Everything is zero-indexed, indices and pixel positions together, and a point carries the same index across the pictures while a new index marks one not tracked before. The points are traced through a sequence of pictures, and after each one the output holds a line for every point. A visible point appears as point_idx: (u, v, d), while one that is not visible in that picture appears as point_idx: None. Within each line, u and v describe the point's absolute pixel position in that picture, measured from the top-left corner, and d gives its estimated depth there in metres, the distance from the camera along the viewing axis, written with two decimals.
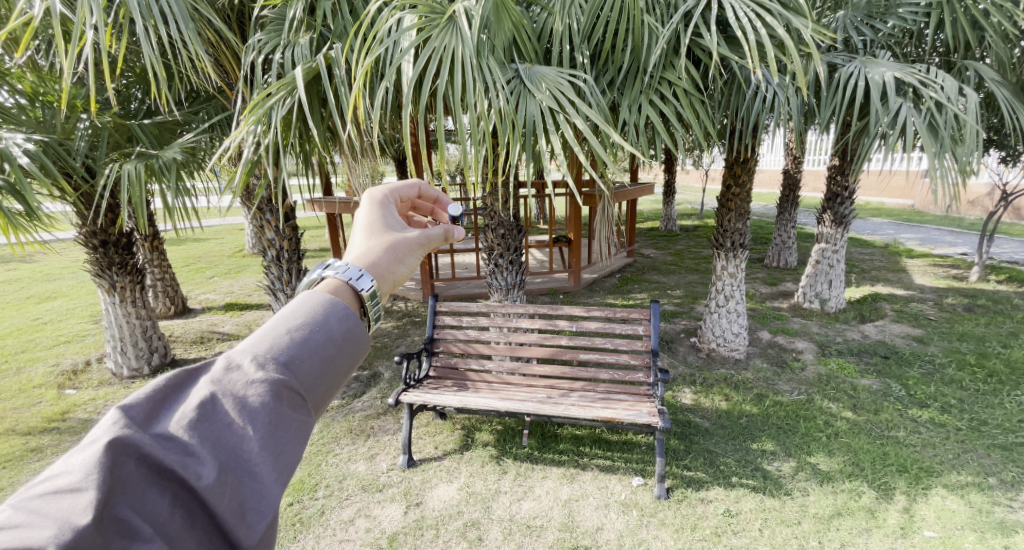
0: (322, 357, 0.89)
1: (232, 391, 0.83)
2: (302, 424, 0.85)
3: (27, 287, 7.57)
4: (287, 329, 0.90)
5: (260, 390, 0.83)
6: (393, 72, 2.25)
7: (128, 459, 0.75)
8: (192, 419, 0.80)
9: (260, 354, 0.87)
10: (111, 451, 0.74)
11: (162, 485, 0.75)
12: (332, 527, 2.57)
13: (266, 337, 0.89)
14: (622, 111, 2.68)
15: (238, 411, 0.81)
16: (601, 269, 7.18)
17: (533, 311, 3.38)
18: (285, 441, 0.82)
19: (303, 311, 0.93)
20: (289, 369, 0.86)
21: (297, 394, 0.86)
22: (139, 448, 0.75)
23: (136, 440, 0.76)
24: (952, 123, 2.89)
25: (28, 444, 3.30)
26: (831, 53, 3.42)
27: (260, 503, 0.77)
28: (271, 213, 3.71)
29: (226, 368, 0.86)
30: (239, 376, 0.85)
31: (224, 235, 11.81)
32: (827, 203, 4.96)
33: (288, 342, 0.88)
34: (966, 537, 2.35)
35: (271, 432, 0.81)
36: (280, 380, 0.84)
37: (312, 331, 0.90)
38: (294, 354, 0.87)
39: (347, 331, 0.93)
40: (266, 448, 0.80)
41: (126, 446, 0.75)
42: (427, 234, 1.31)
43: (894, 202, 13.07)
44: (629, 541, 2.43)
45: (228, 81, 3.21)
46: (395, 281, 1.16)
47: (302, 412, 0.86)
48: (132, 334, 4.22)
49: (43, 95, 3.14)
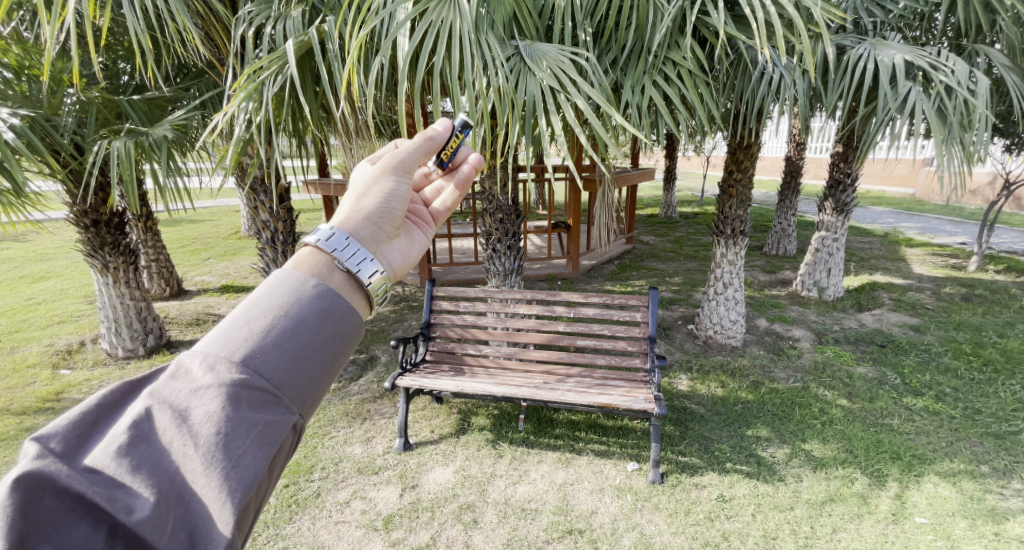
0: (289, 348, 0.86)
1: (176, 405, 0.81)
2: (268, 426, 0.82)
3: (20, 266, 7.48)
4: (248, 321, 0.88)
5: (207, 399, 0.81)
6: (388, 46, 2.18)
7: (47, 495, 0.72)
8: (125, 445, 0.78)
9: (211, 357, 0.85)
10: (26, 489, 0.71)
11: (91, 519, 0.72)
12: (328, 509, 2.57)
13: (220, 337, 0.87)
14: (624, 92, 2.62)
15: (182, 427, 0.79)
16: (600, 255, 7.14)
17: (530, 296, 3.36)
18: (240, 453, 0.80)
19: (266, 300, 0.91)
20: (245, 368, 0.84)
21: (260, 392, 0.83)
22: (60, 483, 0.73)
23: (60, 474, 0.73)
24: (961, 109, 2.85)
25: (22, 424, 3.29)
26: (840, 35, 3.34)
27: (207, 527, 0.76)
28: (264, 194, 3.64)
29: (173, 378, 0.84)
30: (187, 385, 0.83)
31: (220, 216, 11.69)
32: (829, 190, 4.92)
33: (248, 336, 0.86)
34: (957, 523, 2.37)
35: (224, 443, 0.79)
36: (235, 382, 0.82)
37: (276, 320, 0.88)
38: (254, 351, 0.85)
39: (321, 312, 0.91)
40: (218, 461, 0.77)
41: (47, 481, 0.72)
42: (400, 161, 1.31)
43: (895, 190, 13.18)
44: (623, 525, 2.44)
45: (218, 56, 3.13)
46: (374, 224, 1.18)
47: (269, 412, 0.83)
48: (126, 315, 4.18)
49: (29, 69, 3.03)
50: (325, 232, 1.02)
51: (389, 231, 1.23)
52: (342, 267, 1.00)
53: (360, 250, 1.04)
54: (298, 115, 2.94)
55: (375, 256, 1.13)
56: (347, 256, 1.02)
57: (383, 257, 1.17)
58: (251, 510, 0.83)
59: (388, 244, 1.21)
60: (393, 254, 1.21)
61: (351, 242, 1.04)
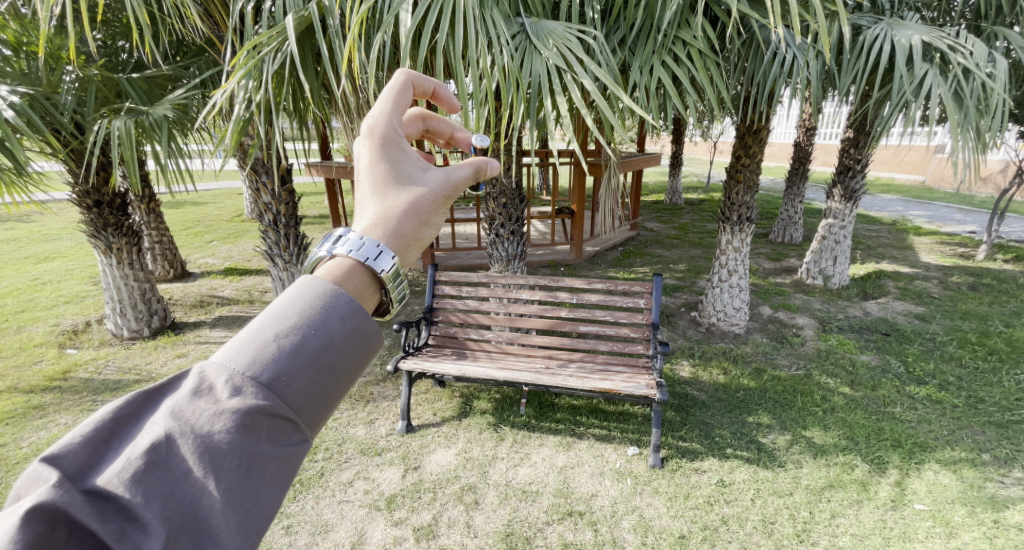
0: (316, 371, 0.84)
1: (196, 429, 0.78)
2: (288, 457, 0.81)
3: (26, 247, 7.50)
4: (276, 336, 0.84)
5: (230, 425, 0.78)
6: (390, 21, 2.14)
7: (59, 527, 0.69)
8: (140, 474, 0.74)
9: (236, 376, 0.81)
10: (38, 521, 0.67)
11: None
12: (331, 488, 2.60)
13: (247, 352, 0.83)
14: (633, 72, 2.56)
15: (201, 455, 0.76)
16: (604, 242, 7.10)
17: (534, 282, 3.35)
18: (257, 490, 0.78)
19: (296, 313, 0.87)
20: (271, 392, 0.81)
21: (281, 419, 0.81)
22: (71, 514, 0.69)
23: (71, 503, 0.70)
24: (979, 92, 2.78)
25: (30, 402, 3.33)
26: (856, 14, 3.24)
27: None
28: (266, 176, 3.59)
29: (193, 396, 0.80)
30: (207, 406, 0.79)
31: (223, 199, 11.65)
32: (838, 177, 4.84)
33: (276, 355, 0.83)
34: (956, 511, 2.38)
35: (245, 476, 0.77)
36: (260, 408, 0.79)
37: (306, 338, 0.84)
38: (282, 373, 0.82)
39: (351, 332, 0.88)
40: (237, 498, 0.76)
41: (58, 511, 0.69)
42: (451, 181, 1.21)
43: (905, 177, 13.05)
44: (622, 508, 2.45)
45: (218, 32, 3.08)
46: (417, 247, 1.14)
47: (290, 442, 0.82)
48: (130, 296, 4.20)
49: (27, 45, 3.01)
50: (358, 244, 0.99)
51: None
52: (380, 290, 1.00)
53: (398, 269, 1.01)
54: (298, 95, 2.91)
55: None
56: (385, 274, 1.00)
57: None
58: None
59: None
60: None
61: (383, 251, 1.00)
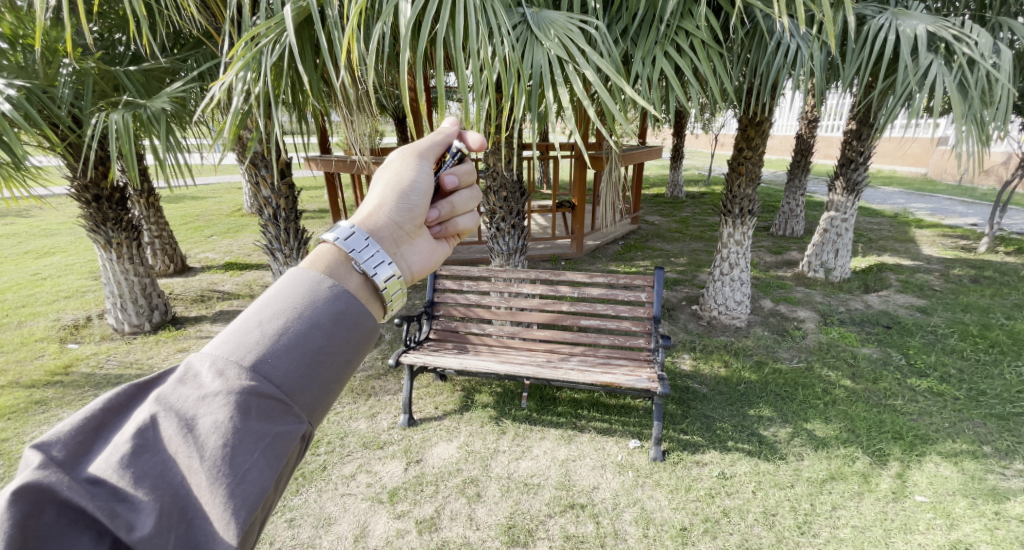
0: (302, 353, 0.86)
1: (183, 412, 0.80)
2: (277, 437, 0.82)
3: (25, 242, 7.48)
4: (261, 321, 0.87)
5: (215, 407, 0.80)
6: (389, 12, 2.11)
7: (48, 508, 0.71)
8: (128, 456, 0.77)
9: (220, 361, 0.83)
10: (27, 501, 0.70)
11: (93, 532, 0.72)
12: (334, 481, 2.60)
13: (231, 339, 0.86)
14: (635, 63, 2.54)
15: (187, 437, 0.78)
16: (605, 235, 7.08)
17: (535, 276, 3.34)
18: (246, 469, 0.79)
19: (282, 299, 0.90)
20: (255, 374, 0.82)
21: (266, 400, 0.82)
22: (61, 495, 0.72)
23: (61, 485, 0.72)
24: (984, 83, 2.76)
25: (33, 396, 3.33)
26: (861, 4, 3.21)
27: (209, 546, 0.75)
28: (265, 169, 3.58)
29: (180, 382, 0.83)
30: (194, 390, 0.82)
31: (222, 194, 11.60)
32: (841, 169, 4.81)
33: (260, 338, 0.85)
34: (957, 502, 2.38)
35: (232, 456, 0.78)
36: (245, 390, 0.81)
37: (290, 322, 0.87)
38: (267, 355, 0.84)
39: (337, 315, 0.90)
40: (225, 478, 0.76)
41: (47, 492, 0.72)
42: (419, 155, 1.31)
43: (908, 170, 13.03)
44: (624, 500, 2.46)
45: (215, 24, 3.06)
46: (395, 221, 1.19)
47: (279, 423, 0.83)
48: (131, 291, 4.19)
49: (24, 38, 2.99)
50: (343, 232, 1.03)
51: (410, 229, 1.23)
52: (359, 269, 1.00)
53: (377, 251, 1.02)
54: (298, 87, 2.91)
55: (394, 256, 1.14)
56: (364, 258, 1.01)
57: (403, 257, 1.18)
58: (257, 522, 0.83)
59: (409, 244, 1.22)
60: (415, 256, 1.23)
61: (355, 231, 1.04)
